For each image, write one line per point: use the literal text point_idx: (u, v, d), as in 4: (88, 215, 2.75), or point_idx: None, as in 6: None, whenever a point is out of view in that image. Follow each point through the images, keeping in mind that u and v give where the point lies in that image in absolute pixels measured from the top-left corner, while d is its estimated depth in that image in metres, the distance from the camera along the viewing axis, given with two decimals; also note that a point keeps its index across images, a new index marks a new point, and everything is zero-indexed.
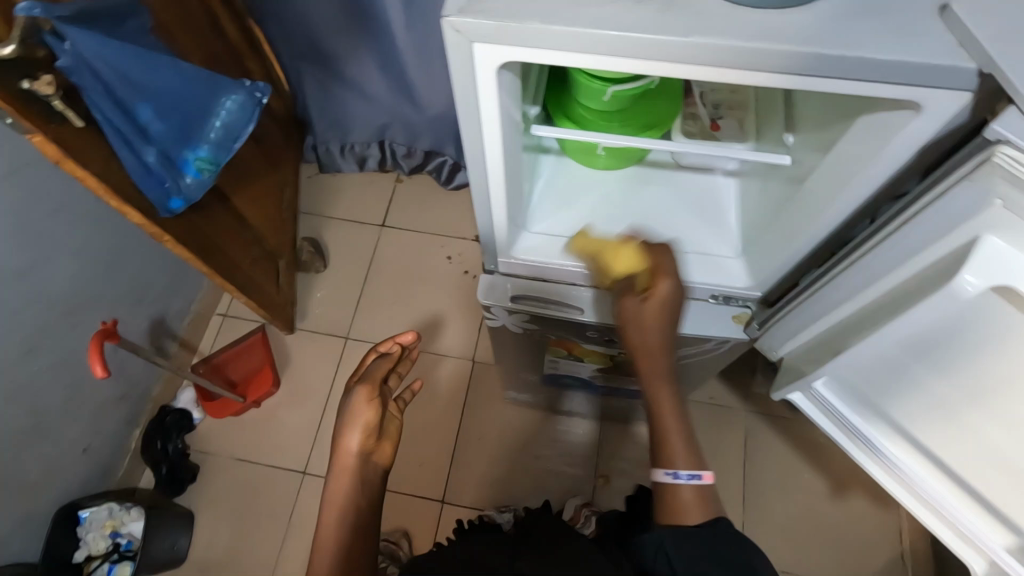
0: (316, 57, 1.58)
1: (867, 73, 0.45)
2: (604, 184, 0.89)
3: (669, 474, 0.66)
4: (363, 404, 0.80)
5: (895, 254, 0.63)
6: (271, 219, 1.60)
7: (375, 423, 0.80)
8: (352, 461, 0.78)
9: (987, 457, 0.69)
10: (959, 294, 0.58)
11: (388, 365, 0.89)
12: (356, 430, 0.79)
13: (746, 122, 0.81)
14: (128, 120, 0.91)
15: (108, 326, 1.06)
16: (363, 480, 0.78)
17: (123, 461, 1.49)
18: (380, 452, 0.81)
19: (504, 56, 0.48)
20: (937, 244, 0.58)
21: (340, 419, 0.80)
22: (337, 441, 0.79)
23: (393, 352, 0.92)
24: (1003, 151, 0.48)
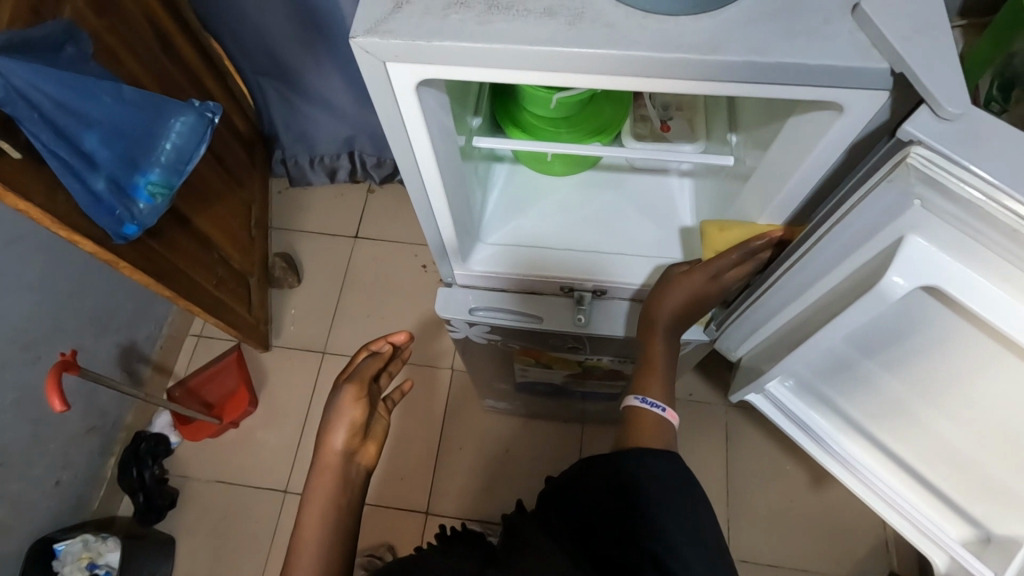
0: (276, 72, 1.56)
1: (781, 76, 0.45)
2: (558, 191, 0.89)
3: (637, 398, 0.71)
4: (351, 402, 0.79)
5: (831, 253, 0.60)
6: (239, 237, 1.59)
7: (362, 422, 0.79)
8: (336, 459, 0.77)
9: (942, 455, 0.72)
10: (886, 296, 0.55)
11: (382, 364, 0.85)
12: (341, 428, 0.77)
13: (696, 122, 0.80)
14: (71, 148, 0.89)
15: (68, 357, 1.04)
16: (345, 480, 0.76)
17: (99, 490, 1.47)
18: (365, 453, 0.80)
19: (420, 73, 0.47)
20: (865, 246, 0.56)
21: (326, 416, 0.79)
22: (322, 438, 0.78)
23: (385, 352, 0.86)
24: (917, 151, 0.47)
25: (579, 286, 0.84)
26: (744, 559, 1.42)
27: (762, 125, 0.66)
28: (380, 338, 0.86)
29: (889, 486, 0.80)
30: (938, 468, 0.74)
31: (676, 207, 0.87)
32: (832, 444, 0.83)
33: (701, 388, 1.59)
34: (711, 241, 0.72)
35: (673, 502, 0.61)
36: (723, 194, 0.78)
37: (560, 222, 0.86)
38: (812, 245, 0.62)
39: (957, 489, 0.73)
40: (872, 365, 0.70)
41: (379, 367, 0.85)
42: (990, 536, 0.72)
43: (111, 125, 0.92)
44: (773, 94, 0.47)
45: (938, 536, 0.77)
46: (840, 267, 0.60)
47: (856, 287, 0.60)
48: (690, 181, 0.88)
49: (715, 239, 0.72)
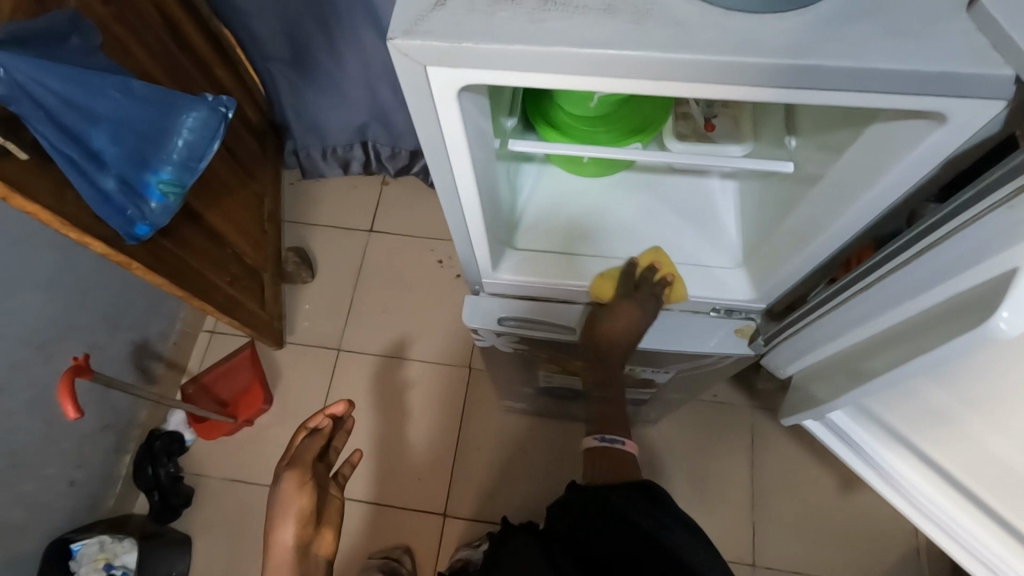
0: (288, 59, 1.50)
1: (872, 85, 0.40)
2: (590, 195, 0.83)
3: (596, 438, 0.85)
4: (294, 492, 0.81)
5: (919, 276, 0.55)
6: (251, 233, 1.54)
7: (310, 510, 0.82)
8: (290, 555, 0.80)
9: (987, 459, 0.76)
10: (993, 335, 0.49)
11: (322, 442, 0.88)
12: (290, 523, 0.80)
13: (742, 120, 0.75)
14: (80, 146, 0.85)
15: (80, 361, 1.00)
16: (303, 574, 0.80)
17: (114, 489, 1.46)
18: (321, 542, 0.83)
19: (461, 80, 0.42)
20: (963, 273, 0.50)
21: (271, 512, 0.81)
22: (271, 536, 0.80)
23: (325, 427, 0.89)
24: None
25: (614, 295, 0.80)
26: (768, 565, 1.39)
27: (828, 125, 0.60)
28: (318, 414, 0.89)
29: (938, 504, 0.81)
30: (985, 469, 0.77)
31: (716, 213, 0.82)
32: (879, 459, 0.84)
33: (726, 389, 1.54)
34: (601, 288, 0.78)
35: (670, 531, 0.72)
36: (774, 201, 0.72)
37: (596, 226, 0.81)
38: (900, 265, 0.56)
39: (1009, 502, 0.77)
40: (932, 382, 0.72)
41: (321, 445, 0.88)
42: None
43: (120, 123, 0.87)
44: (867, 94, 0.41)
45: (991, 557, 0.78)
46: (929, 293, 0.55)
47: (945, 318, 0.55)
48: (732, 184, 0.83)
49: (601, 287, 0.78)
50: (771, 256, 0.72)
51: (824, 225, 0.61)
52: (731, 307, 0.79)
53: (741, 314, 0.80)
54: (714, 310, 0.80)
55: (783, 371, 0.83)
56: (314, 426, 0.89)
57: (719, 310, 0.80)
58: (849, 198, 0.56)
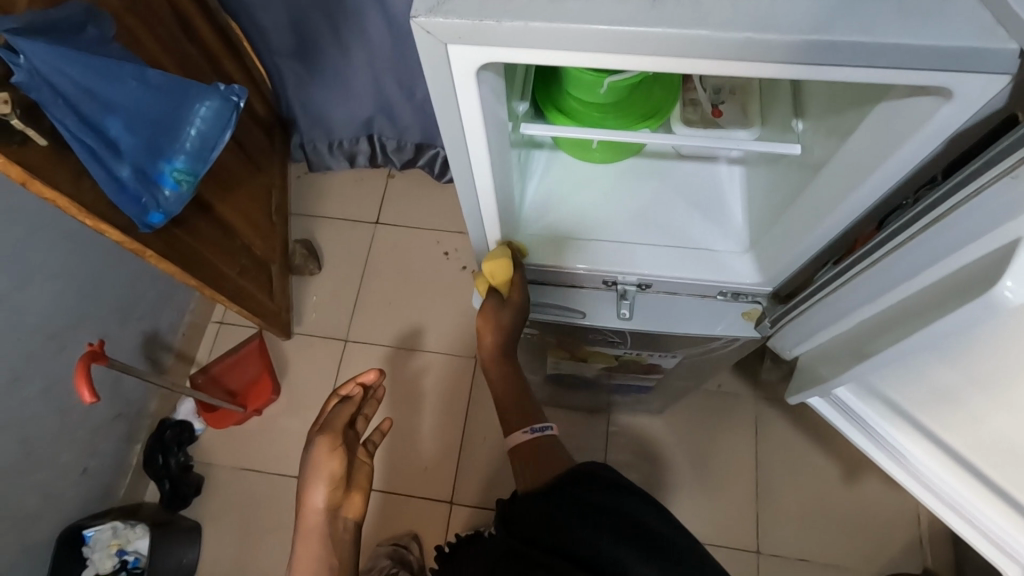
0: (296, 52, 1.51)
1: (874, 60, 0.42)
2: (598, 181, 0.85)
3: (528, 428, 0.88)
4: (326, 455, 0.83)
5: (922, 254, 0.56)
6: (260, 225, 1.56)
7: (341, 473, 0.84)
8: (319, 518, 0.82)
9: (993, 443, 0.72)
10: (998, 303, 0.51)
11: (353, 408, 0.89)
12: (321, 485, 0.82)
13: (750, 105, 0.76)
14: (96, 134, 0.86)
15: (96, 347, 1.01)
16: (331, 537, 0.82)
17: (126, 477, 1.48)
18: (350, 507, 0.85)
19: (482, 59, 0.44)
20: (968, 247, 0.52)
21: (303, 474, 0.83)
22: (303, 498, 0.82)
23: (356, 396, 0.91)
24: None
25: (623, 279, 0.81)
26: (772, 553, 1.40)
27: (837, 107, 0.61)
28: (348, 382, 0.90)
29: (946, 483, 0.80)
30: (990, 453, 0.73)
31: (724, 198, 0.83)
32: (887, 435, 0.85)
33: (730, 379, 1.55)
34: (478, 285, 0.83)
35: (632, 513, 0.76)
36: (782, 185, 0.74)
37: (603, 212, 0.83)
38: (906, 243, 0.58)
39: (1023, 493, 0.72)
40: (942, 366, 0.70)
41: (352, 412, 0.89)
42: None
43: (135, 111, 0.88)
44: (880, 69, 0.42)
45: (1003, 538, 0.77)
46: (933, 269, 0.56)
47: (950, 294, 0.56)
48: (740, 169, 0.85)
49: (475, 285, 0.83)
50: (777, 239, 0.73)
51: (830, 206, 0.62)
52: (738, 290, 0.80)
53: (748, 298, 0.82)
54: (722, 294, 0.81)
55: (789, 353, 0.84)
56: (346, 394, 0.91)
57: (726, 293, 0.81)
58: (856, 179, 0.58)
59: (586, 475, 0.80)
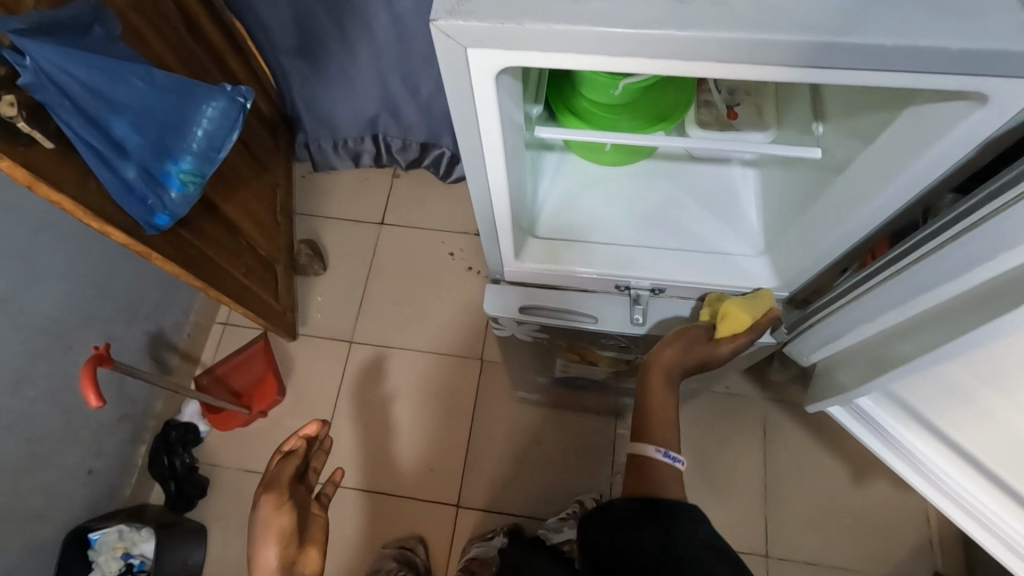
0: (302, 51, 1.50)
1: (904, 62, 0.41)
2: (610, 183, 0.83)
3: (659, 450, 0.74)
4: (273, 513, 0.81)
5: (957, 259, 0.55)
6: (265, 225, 1.55)
7: (291, 529, 0.82)
8: None
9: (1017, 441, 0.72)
10: None
11: (299, 463, 0.88)
12: (271, 544, 0.80)
13: (766, 108, 0.75)
14: (102, 136, 0.85)
15: (102, 351, 1.00)
16: None
17: (131, 478, 1.47)
18: (306, 562, 0.82)
19: (501, 61, 0.43)
20: (1013, 249, 0.50)
21: (252, 536, 0.81)
22: (254, 559, 0.80)
23: (301, 447, 0.89)
24: None
25: (635, 284, 0.80)
26: (781, 557, 1.39)
27: (860, 109, 0.60)
28: (292, 436, 0.89)
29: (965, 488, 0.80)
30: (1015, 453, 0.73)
31: (738, 202, 0.82)
32: (902, 443, 0.83)
33: (737, 381, 1.54)
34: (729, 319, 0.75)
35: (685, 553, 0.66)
36: (799, 189, 0.72)
37: (616, 215, 0.81)
38: (934, 250, 0.57)
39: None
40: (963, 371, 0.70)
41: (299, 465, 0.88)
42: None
43: (142, 112, 0.87)
44: (914, 64, 0.41)
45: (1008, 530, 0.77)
46: (972, 273, 0.54)
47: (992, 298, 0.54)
48: (753, 172, 0.83)
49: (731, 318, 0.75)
50: (794, 244, 0.72)
51: (850, 212, 0.61)
52: (752, 295, 0.79)
53: (764, 303, 0.79)
54: (736, 298, 0.80)
55: (808, 359, 0.83)
56: (290, 448, 0.89)
57: (742, 298, 0.79)
58: (877, 186, 0.57)
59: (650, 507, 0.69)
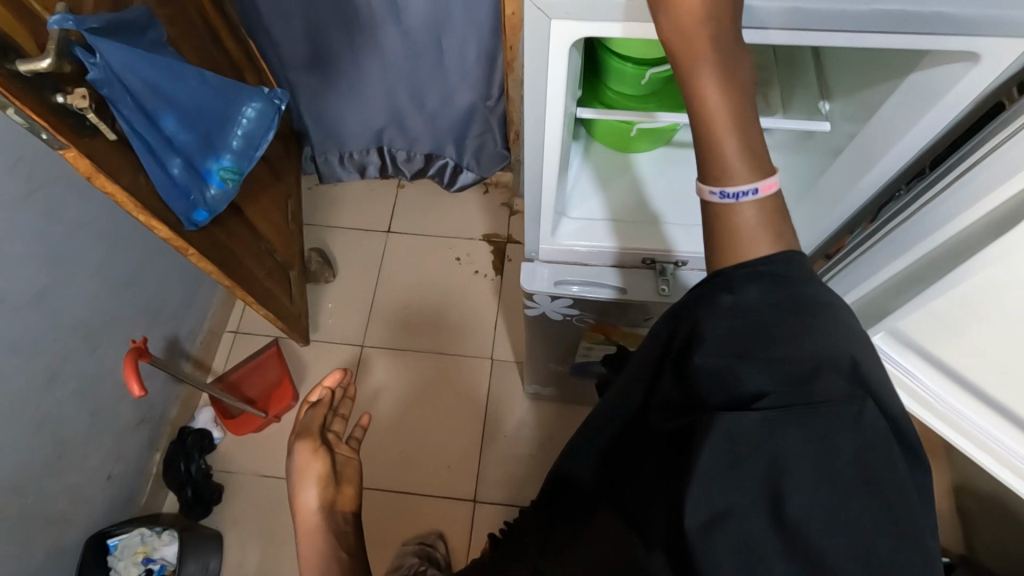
0: (316, 66, 1.56)
1: (899, 20, 0.51)
2: (634, 169, 0.91)
3: (716, 192, 0.56)
4: (309, 459, 0.84)
5: (951, 206, 0.63)
6: (279, 230, 1.58)
7: (327, 472, 0.84)
8: (316, 516, 0.81)
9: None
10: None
11: (326, 411, 0.91)
12: (311, 486, 0.82)
13: (772, 98, 0.79)
14: (156, 131, 0.89)
15: (140, 344, 1.03)
16: (332, 532, 0.81)
17: (146, 486, 1.46)
18: (343, 499, 0.85)
19: (579, 31, 0.55)
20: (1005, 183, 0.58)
21: (290, 483, 0.83)
22: (295, 502, 0.81)
23: (325, 399, 0.90)
24: None
25: (662, 258, 0.86)
26: None
27: (868, 84, 0.69)
28: (316, 386, 0.90)
29: (989, 431, 0.88)
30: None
31: None
32: (934, 399, 0.89)
33: None
34: None
35: (738, 365, 0.50)
36: (812, 168, 0.82)
37: (641, 198, 0.89)
38: (932, 198, 0.64)
39: None
40: (978, 326, 0.75)
41: (325, 414, 0.90)
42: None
43: (194, 111, 0.92)
44: (905, 24, 0.52)
45: (987, 435, 0.89)
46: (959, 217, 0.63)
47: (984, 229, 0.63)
48: None
49: None
50: (808, 217, 0.80)
51: (865, 170, 0.70)
52: None
53: None
54: None
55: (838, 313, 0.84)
56: (315, 399, 0.91)
57: None
58: (888, 144, 0.66)
59: (711, 298, 0.55)
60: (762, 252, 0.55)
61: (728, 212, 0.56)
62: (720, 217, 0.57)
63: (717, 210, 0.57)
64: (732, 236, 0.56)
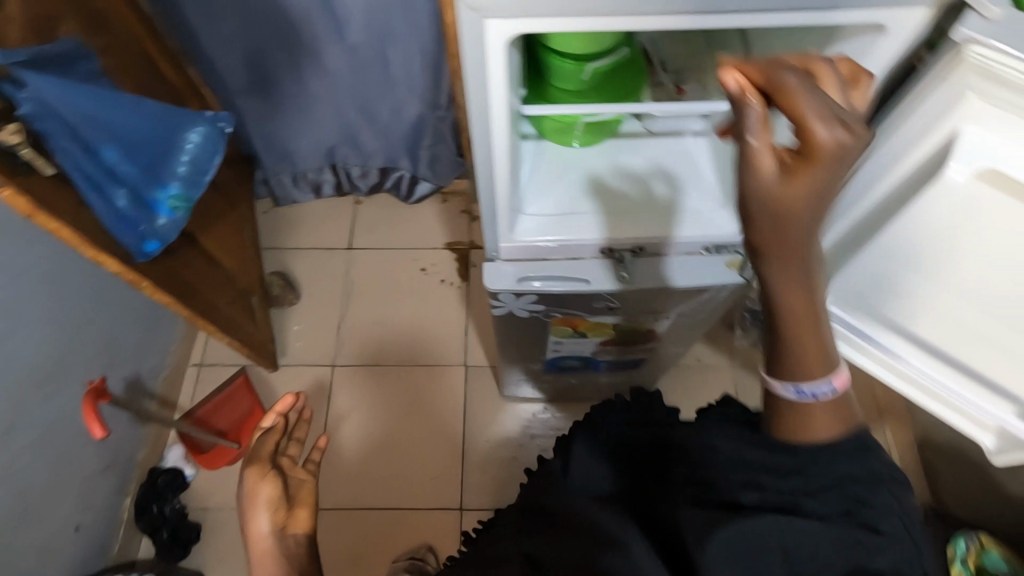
0: (260, 89, 1.54)
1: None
2: (586, 161, 0.93)
3: (793, 390, 0.57)
4: (258, 485, 0.83)
5: None
6: (237, 256, 1.56)
7: (277, 495, 0.83)
8: (269, 541, 0.81)
9: (960, 331, 0.90)
10: None
11: (279, 437, 0.89)
12: (259, 511, 0.82)
13: (708, 82, 0.86)
14: (97, 162, 0.87)
15: (98, 384, 1.00)
16: (284, 556, 0.80)
17: (118, 533, 1.41)
18: (295, 522, 0.83)
19: (513, 27, 0.57)
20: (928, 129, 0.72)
21: (243, 509, 0.83)
22: (248, 528, 0.81)
23: (278, 423, 0.89)
24: (975, 49, 0.61)
25: (618, 246, 0.90)
26: None
27: None
28: (268, 413, 0.89)
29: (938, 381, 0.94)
30: (960, 339, 0.90)
31: (697, 164, 0.93)
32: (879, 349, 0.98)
33: (706, 353, 1.66)
34: None
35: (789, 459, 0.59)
36: None
37: (595, 189, 0.91)
38: None
39: (994, 368, 0.89)
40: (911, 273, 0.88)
41: (278, 439, 0.89)
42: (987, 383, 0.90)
43: (135, 141, 0.91)
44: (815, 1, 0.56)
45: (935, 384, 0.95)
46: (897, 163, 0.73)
47: None
48: (705, 140, 0.94)
49: None
50: None
51: None
52: (719, 244, 0.91)
53: (729, 251, 0.92)
54: (705, 250, 0.92)
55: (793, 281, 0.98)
56: (269, 423, 0.90)
57: (709, 248, 0.92)
58: None
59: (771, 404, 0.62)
60: (824, 433, 0.58)
61: (802, 410, 0.58)
62: (795, 411, 0.58)
63: (791, 404, 0.58)
64: (801, 416, 0.58)
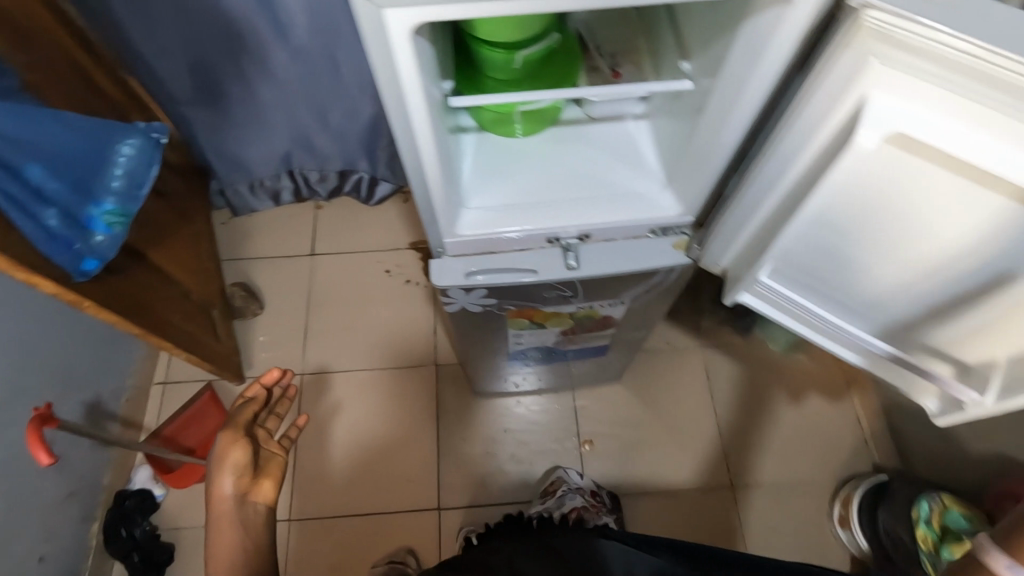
0: (203, 98, 1.51)
1: None
2: (528, 151, 0.92)
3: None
4: (230, 446, 0.87)
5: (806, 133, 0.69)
6: (193, 270, 1.52)
7: (246, 461, 0.88)
8: (230, 502, 0.84)
9: (895, 292, 0.81)
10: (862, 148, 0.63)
11: (258, 407, 0.97)
12: (226, 473, 0.85)
13: (643, 66, 0.87)
14: (22, 183, 0.84)
15: (44, 410, 0.97)
16: (243, 520, 0.84)
17: (87, 561, 1.37)
18: (260, 490, 0.87)
19: (416, 18, 0.56)
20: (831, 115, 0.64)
21: (210, 469, 0.87)
22: (211, 488, 0.85)
23: (258, 396, 0.97)
24: (869, 14, 0.55)
25: (564, 235, 0.89)
26: (746, 484, 1.51)
27: (712, 41, 0.73)
28: (254, 384, 0.98)
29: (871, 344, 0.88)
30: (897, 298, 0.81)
31: (638, 148, 0.93)
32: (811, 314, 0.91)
33: (676, 335, 1.67)
34: None
35: None
36: (681, 127, 0.85)
37: (537, 178, 0.90)
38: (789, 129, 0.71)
39: (934, 327, 0.81)
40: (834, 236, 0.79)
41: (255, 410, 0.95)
42: (938, 351, 0.84)
43: (63, 157, 0.87)
44: None
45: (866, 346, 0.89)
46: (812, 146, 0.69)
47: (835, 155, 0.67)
48: (646, 122, 0.95)
49: None
50: (690, 175, 0.84)
51: (727, 120, 0.74)
52: (665, 226, 0.90)
53: (675, 232, 0.92)
54: (652, 232, 0.92)
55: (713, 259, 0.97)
56: (251, 395, 0.98)
57: (656, 231, 0.91)
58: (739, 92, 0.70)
59: None
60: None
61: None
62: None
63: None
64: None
